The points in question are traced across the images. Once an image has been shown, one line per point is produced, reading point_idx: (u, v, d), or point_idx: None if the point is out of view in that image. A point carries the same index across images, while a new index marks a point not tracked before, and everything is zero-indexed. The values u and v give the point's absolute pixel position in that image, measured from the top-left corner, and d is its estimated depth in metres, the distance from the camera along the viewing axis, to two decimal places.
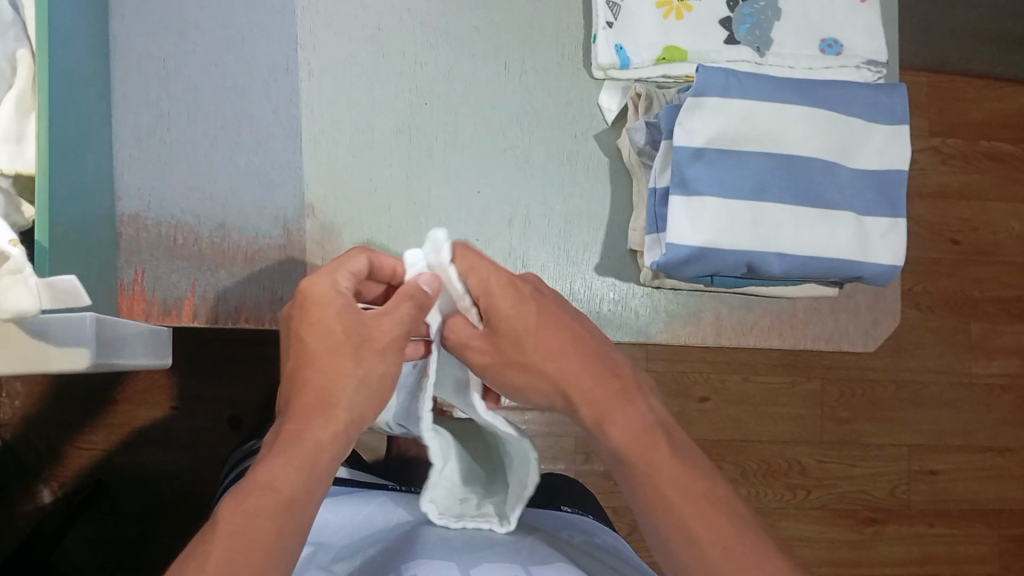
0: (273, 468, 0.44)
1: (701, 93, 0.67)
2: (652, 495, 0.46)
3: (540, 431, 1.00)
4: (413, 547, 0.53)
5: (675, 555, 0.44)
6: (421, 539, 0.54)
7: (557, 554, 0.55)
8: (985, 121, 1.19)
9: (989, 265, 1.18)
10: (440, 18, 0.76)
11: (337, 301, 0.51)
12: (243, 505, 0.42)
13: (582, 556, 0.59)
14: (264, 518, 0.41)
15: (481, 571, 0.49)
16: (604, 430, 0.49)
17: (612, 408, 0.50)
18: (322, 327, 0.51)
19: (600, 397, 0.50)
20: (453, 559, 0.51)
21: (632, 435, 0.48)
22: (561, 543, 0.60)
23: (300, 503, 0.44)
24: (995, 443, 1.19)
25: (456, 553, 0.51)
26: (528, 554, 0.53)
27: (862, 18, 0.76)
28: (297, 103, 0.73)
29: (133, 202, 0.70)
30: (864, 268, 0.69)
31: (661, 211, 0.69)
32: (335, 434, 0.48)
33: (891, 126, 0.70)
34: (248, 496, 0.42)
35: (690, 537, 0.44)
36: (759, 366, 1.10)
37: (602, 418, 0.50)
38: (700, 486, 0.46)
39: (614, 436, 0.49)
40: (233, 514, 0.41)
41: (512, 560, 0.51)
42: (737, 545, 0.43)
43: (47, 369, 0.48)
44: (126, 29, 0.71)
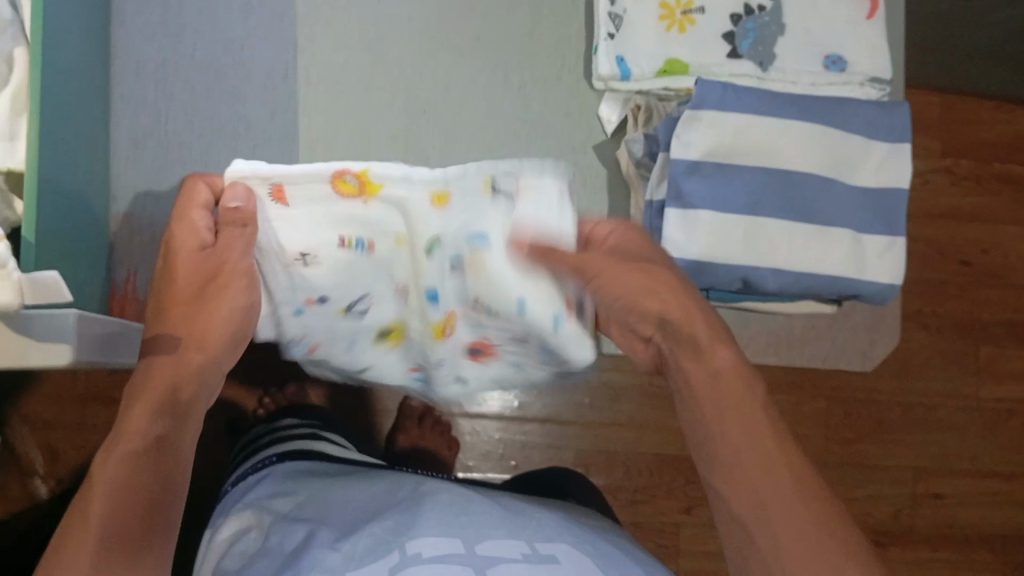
0: (139, 425, 0.44)
1: (698, 106, 0.66)
2: (737, 434, 0.46)
3: (540, 443, 0.95)
4: (416, 523, 0.54)
5: (749, 493, 0.44)
6: (427, 515, 0.55)
7: (563, 534, 0.56)
8: (997, 143, 1.18)
9: (998, 287, 1.17)
10: (441, 25, 0.76)
11: (189, 249, 0.52)
12: (127, 472, 0.41)
13: (582, 529, 0.59)
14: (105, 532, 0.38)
15: (487, 547, 0.52)
16: (698, 361, 0.50)
17: (717, 342, 0.51)
18: (184, 269, 0.52)
19: (691, 337, 0.51)
20: (457, 534, 0.53)
21: (729, 371, 0.49)
22: (554, 511, 0.62)
23: (179, 453, 0.44)
24: (1001, 468, 1.17)
25: (460, 532, 0.53)
26: (534, 533, 0.55)
27: (867, 35, 0.76)
28: (295, 107, 0.73)
29: (127, 202, 0.70)
30: (861, 287, 0.68)
31: (656, 224, 0.69)
32: (196, 372, 0.49)
33: (891, 144, 0.70)
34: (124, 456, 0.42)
35: (773, 482, 0.43)
36: (762, 385, 1.08)
37: (703, 353, 0.51)
38: (781, 435, 0.46)
39: (711, 366, 0.50)
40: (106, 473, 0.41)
41: (517, 535, 0.54)
42: (812, 516, 0.42)
43: (27, 363, 0.48)
44: (127, 30, 0.72)
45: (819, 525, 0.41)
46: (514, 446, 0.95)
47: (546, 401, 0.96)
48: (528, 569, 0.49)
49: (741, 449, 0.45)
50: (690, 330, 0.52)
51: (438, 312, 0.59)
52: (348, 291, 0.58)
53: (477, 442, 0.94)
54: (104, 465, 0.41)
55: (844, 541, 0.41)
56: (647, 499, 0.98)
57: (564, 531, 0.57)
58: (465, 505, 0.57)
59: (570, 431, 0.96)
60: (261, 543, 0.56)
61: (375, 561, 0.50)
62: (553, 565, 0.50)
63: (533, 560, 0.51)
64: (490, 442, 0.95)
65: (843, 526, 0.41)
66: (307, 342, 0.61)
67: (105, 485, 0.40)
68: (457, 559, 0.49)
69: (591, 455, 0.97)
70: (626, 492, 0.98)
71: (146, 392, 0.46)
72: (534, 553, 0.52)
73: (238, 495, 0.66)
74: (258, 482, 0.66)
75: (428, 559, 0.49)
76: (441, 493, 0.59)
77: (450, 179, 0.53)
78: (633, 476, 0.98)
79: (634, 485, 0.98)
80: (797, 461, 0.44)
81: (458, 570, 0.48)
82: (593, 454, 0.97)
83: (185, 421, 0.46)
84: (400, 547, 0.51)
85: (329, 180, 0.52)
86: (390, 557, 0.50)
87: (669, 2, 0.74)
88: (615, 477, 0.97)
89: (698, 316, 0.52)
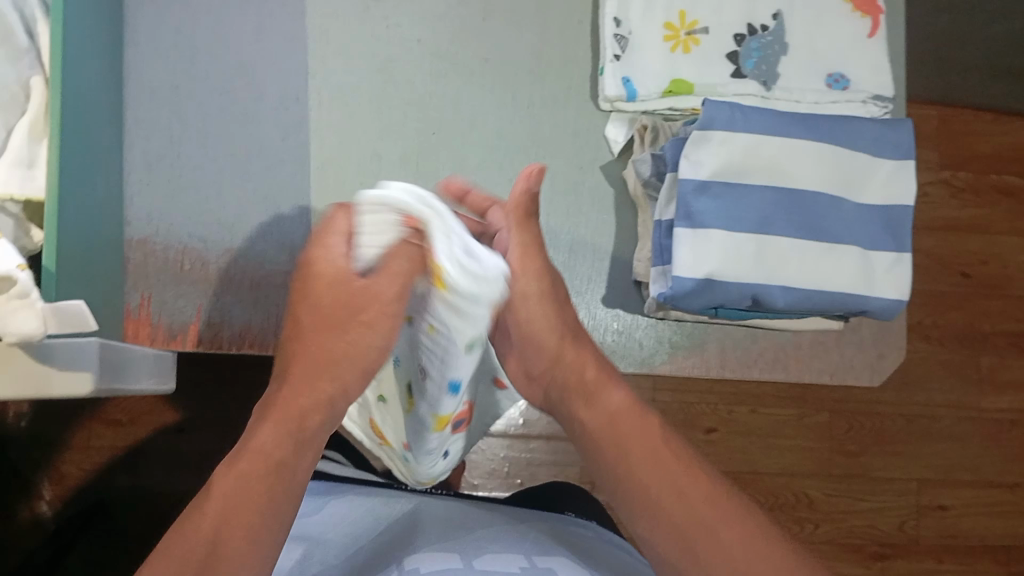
0: (263, 446, 0.48)
1: (706, 126, 0.67)
2: (652, 471, 0.51)
3: (547, 460, 0.99)
4: (415, 546, 0.55)
5: (664, 514, 0.49)
6: (424, 540, 0.56)
7: (563, 549, 0.57)
8: (995, 154, 1.19)
9: (997, 298, 1.18)
10: (449, 48, 0.77)
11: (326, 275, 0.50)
12: (229, 504, 0.45)
13: (585, 546, 0.60)
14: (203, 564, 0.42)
15: (485, 561, 0.52)
16: (593, 406, 0.55)
17: (605, 384, 0.56)
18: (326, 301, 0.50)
19: (578, 383, 0.57)
20: (455, 551, 0.53)
21: (624, 411, 0.54)
22: (548, 526, 0.62)
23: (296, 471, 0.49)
24: (1005, 477, 1.17)
25: (461, 549, 0.54)
26: (533, 548, 0.55)
27: (870, 52, 0.77)
28: (306, 130, 0.74)
29: (143, 226, 0.71)
30: (869, 303, 0.69)
31: (666, 243, 0.69)
32: (326, 401, 0.51)
33: (896, 161, 0.71)
34: (239, 477, 0.47)
35: (689, 506, 0.48)
36: (766, 398, 1.09)
37: (593, 396, 0.56)
38: (689, 464, 0.51)
39: (607, 408, 0.55)
40: (223, 493, 0.46)
41: (516, 549, 0.55)
42: (722, 510, 0.48)
43: (51, 393, 0.48)
44: (140, 56, 0.72)
45: (726, 514, 0.48)
46: (518, 463, 0.98)
47: (549, 420, 0.99)
48: None
49: (658, 483, 0.50)
50: (581, 378, 0.57)
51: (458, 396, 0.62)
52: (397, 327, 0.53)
53: (482, 459, 0.97)
54: (227, 478, 0.47)
55: (756, 525, 0.47)
56: None
57: (564, 547, 0.58)
58: (465, 526, 0.59)
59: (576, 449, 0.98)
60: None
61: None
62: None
63: (532, 572, 0.50)
64: (495, 460, 0.98)
65: (755, 530, 0.47)
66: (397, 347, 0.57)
67: (216, 504, 0.45)
68: (457, 572, 0.49)
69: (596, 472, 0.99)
70: None
71: (276, 411, 0.51)
72: (532, 566, 0.52)
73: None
74: None
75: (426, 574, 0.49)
76: (442, 517, 0.61)
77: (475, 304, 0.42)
78: None
79: None
80: (700, 471, 0.51)
81: None
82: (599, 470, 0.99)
83: (308, 443, 0.50)
84: (399, 565, 0.52)
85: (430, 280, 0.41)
86: (389, 571, 0.51)
87: (673, 24, 0.75)
88: None
89: (590, 367, 0.57)
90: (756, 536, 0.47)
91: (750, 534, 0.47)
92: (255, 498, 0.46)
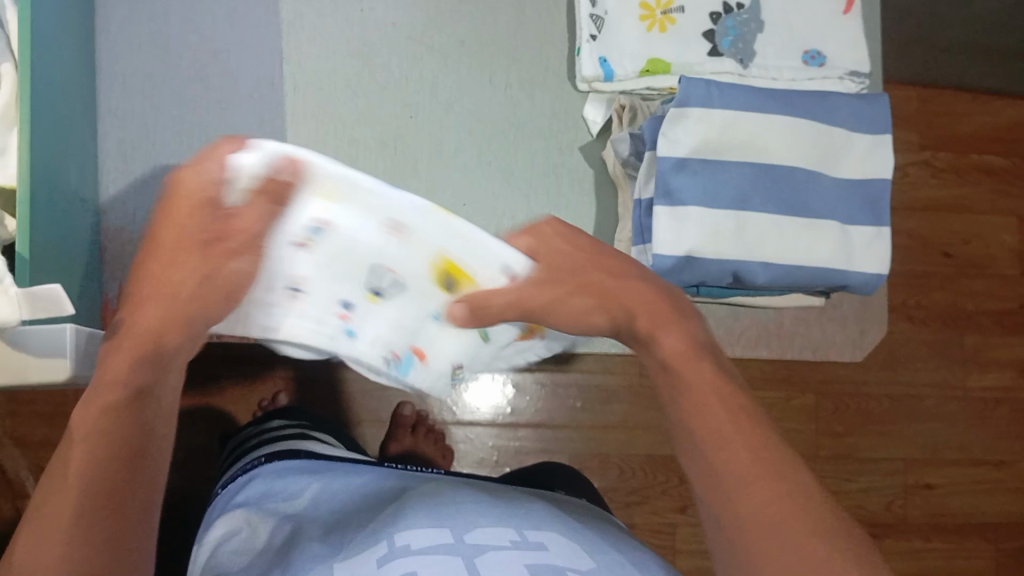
0: (118, 377, 0.40)
1: (683, 104, 0.67)
2: (696, 405, 0.42)
3: (536, 448, 0.98)
4: (403, 520, 0.53)
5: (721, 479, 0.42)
6: (412, 514, 0.54)
7: (550, 522, 0.57)
8: (974, 134, 1.19)
9: (979, 277, 1.18)
10: (426, 31, 0.77)
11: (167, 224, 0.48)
12: (106, 433, 0.37)
13: (573, 519, 0.60)
14: (133, 460, 0.36)
15: (474, 536, 0.52)
16: (649, 348, 0.47)
17: (660, 324, 0.47)
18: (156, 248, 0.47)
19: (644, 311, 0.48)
20: (444, 525, 0.53)
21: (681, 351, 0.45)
22: (537, 500, 0.62)
23: (156, 415, 0.39)
24: (991, 455, 1.18)
25: (450, 524, 0.53)
26: (522, 523, 0.55)
27: (845, 30, 0.77)
28: (282, 116, 0.74)
29: (119, 217, 0.70)
30: (849, 277, 0.69)
31: (646, 222, 0.69)
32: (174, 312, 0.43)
33: (874, 135, 0.71)
34: (100, 420, 0.37)
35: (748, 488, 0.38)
36: (753, 380, 1.09)
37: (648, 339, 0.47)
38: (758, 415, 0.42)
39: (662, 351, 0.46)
40: (89, 424, 0.37)
41: (506, 524, 0.55)
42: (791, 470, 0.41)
43: (27, 380, 0.49)
44: (112, 45, 0.72)
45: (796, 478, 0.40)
46: (506, 451, 0.97)
47: (536, 406, 0.98)
48: (519, 555, 0.50)
49: (703, 410, 0.42)
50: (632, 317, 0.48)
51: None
52: (397, 330, 0.49)
53: (470, 448, 0.97)
54: (83, 416, 0.38)
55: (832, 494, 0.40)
56: (644, 500, 1.01)
57: (551, 520, 0.58)
58: (453, 500, 0.58)
59: (563, 435, 0.99)
60: (252, 542, 0.56)
61: (363, 553, 0.50)
62: (542, 552, 0.51)
63: (522, 548, 0.51)
64: (484, 449, 0.97)
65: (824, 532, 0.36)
66: (407, 354, 0.51)
67: (87, 456, 0.36)
68: (446, 548, 0.49)
69: (586, 458, 0.99)
70: (621, 494, 1.01)
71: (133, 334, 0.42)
72: (522, 540, 0.52)
73: (226, 497, 0.66)
74: (247, 481, 0.66)
75: (417, 551, 0.49)
76: (431, 491, 0.60)
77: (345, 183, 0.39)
78: (628, 478, 1.00)
79: (631, 487, 1.01)
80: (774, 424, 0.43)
81: (446, 559, 0.48)
82: (587, 457, 1.00)
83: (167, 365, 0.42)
84: (388, 539, 0.51)
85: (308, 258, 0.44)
86: (379, 548, 0.50)
87: (649, 3, 0.75)
88: (609, 479, 1.01)
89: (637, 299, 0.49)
90: (822, 535, 0.36)
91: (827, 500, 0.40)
92: (147, 427, 0.38)
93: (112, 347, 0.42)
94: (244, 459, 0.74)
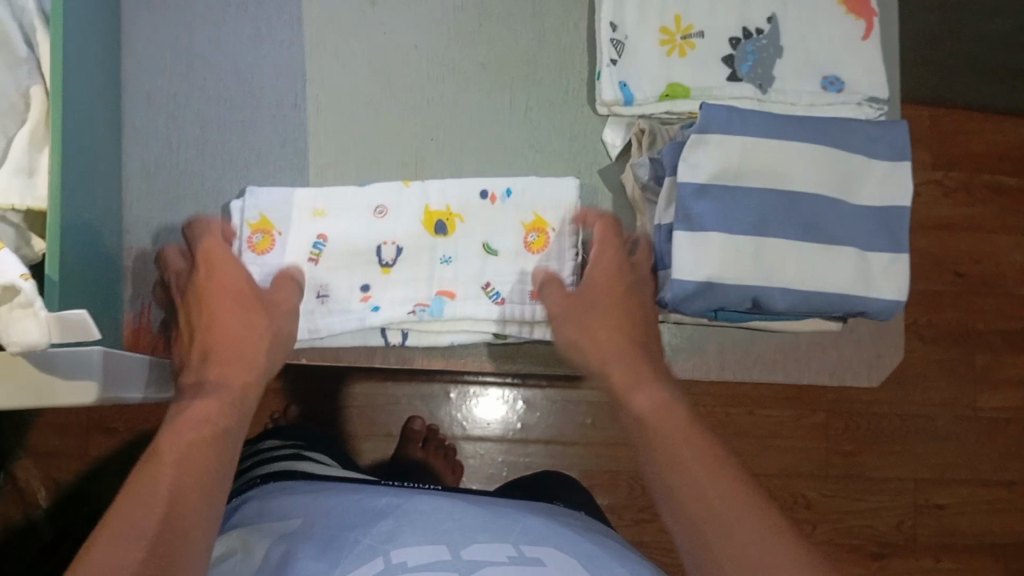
0: (205, 415, 0.51)
1: (703, 130, 0.68)
2: (657, 451, 0.53)
3: (546, 464, 1.04)
4: (395, 538, 0.54)
5: (688, 516, 0.48)
6: (404, 533, 0.55)
7: (547, 536, 0.57)
8: (987, 155, 1.19)
9: (992, 297, 1.18)
10: (446, 52, 0.77)
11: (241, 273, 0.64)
12: (188, 452, 0.47)
13: (571, 533, 0.60)
14: (216, 477, 0.47)
15: (472, 551, 0.52)
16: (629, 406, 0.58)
17: (636, 389, 0.59)
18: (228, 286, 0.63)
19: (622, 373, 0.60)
20: (441, 541, 0.54)
21: (653, 411, 0.56)
22: (545, 516, 0.63)
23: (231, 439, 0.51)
24: (1002, 476, 1.18)
25: (445, 541, 0.54)
26: (519, 537, 0.56)
27: (864, 54, 0.77)
28: (304, 136, 0.74)
29: (142, 236, 0.71)
30: (867, 304, 0.69)
31: (665, 246, 0.69)
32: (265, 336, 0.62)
33: (892, 162, 0.71)
34: (189, 444, 0.48)
35: (707, 500, 0.48)
36: (762, 400, 1.10)
37: (626, 398, 0.59)
38: (713, 461, 0.51)
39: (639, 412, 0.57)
40: (173, 449, 0.47)
41: (501, 539, 0.55)
42: (747, 501, 0.47)
43: (54, 403, 0.49)
44: (136, 65, 0.73)
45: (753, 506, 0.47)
46: (516, 466, 1.04)
47: (547, 424, 1.05)
48: (515, 571, 0.50)
49: (666, 453, 0.52)
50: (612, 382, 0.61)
51: (366, 242, 0.70)
52: (413, 243, 0.71)
53: (480, 464, 1.03)
54: (171, 445, 0.47)
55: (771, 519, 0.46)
56: (650, 517, 1.06)
57: (551, 536, 0.58)
58: (449, 513, 0.59)
59: (572, 452, 1.05)
60: (245, 560, 0.56)
61: (358, 569, 0.51)
62: (538, 567, 0.51)
63: (519, 562, 0.51)
64: (494, 464, 1.04)
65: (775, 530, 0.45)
66: (436, 297, 0.70)
67: (172, 469, 0.45)
68: (443, 565, 0.50)
69: (595, 474, 1.06)
70: (631, 512, 1.06)
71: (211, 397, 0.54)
72: (520, 555, 0.52)
73: (226, 514, 0.67)
74: (244, 502, 0.67)
75: (413, 568, 0.50)
76: (425, 503, 0.60)
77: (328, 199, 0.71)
78: (635, 495, 1.06)
79: (637, 504, 1.06)
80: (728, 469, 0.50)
81: (444, 575, 0.49)
82: (596, 473, 1.06)
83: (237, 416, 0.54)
84: (385, 557, 0.52)
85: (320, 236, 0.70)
86: (375, 565, 0.51)
87: (668, 29, 0.75)
88: (618, 496, 1.06)
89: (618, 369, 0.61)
90: (765, 534, 0.45)
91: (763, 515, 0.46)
92: (222, 463, 0.48)
93: (185, 406, 0.52)
94: (245, 477, 0.75)
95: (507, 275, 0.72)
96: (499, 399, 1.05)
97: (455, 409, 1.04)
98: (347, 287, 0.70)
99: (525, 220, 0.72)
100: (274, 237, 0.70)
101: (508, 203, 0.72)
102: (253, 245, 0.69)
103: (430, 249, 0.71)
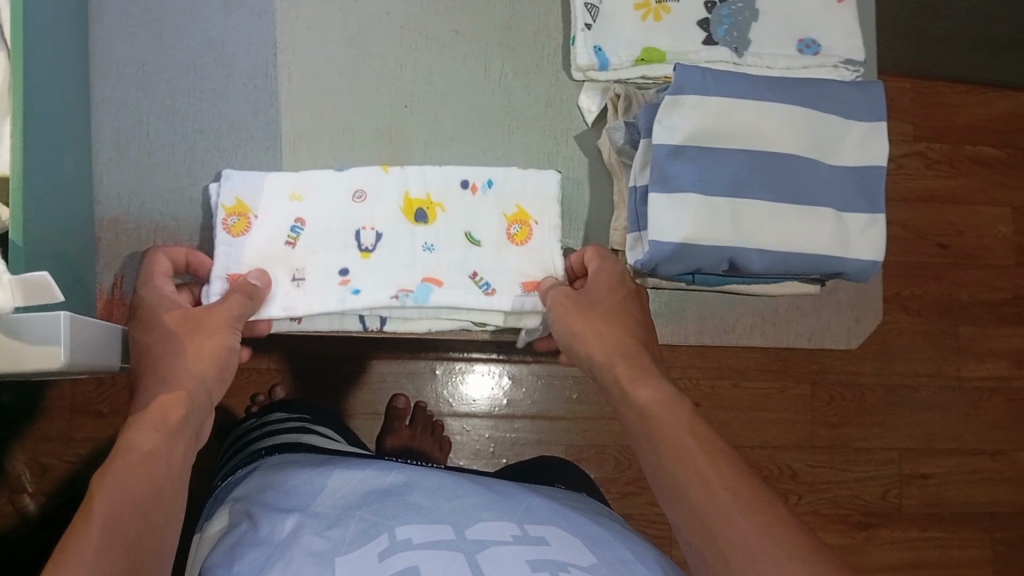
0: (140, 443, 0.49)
1: (679, 91, 0.67)
2: (658, 442, 0.53)
3: (533, 439, 1.05)
4: (393, 510, 0.54)
5: (691, 510, 0.48)
6: (399, 502, 0.55)
7: (551, 515, 0.57)
8: (969, 126, 1.19)
9: (975, 267, 1.18)
10: (420, 20, 0.77)
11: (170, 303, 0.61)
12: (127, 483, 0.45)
13: (574, 514, 0.59)
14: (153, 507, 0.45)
15: (476, 530, 0.52)
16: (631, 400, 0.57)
17: (638, 378, 0.58)
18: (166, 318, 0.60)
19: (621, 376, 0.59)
20: (445, 520, 0.53)
21: (655, 402, 0.55)
22: (538, 494, 0.62)
23: (182, 475, 0.50)
24: (986, 446, 1.18)
25: (447, 519, 0.53)
26: (523, 517, 0.56)
27: (839, 18, 0.77)
28: (278, 104, 0.74)
29: (113, 206, 0.70)
30: (844, 265, 0.69)
31: (642, 209, 0.69)
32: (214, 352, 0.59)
33: (869, 123, 0.71)
34: (125, 480, 0.46)
35: (708, 493, 0.48)
36: (748, 372, 1.10)
37: (627, 390, 0.58)
38: (712, 454, 0.50)
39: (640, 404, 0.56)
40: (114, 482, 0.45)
41: (506, 518, 0.55)
42: (750, 493, 0.47)
43: (24, 369, 0.48)
44: (106, 33, 0.72)
45: (756, 499, 0.47)
46: (504, 442, 1.04)
47: (532, 399, 1.05)
48: (521, 550, 0.50)
49: (666, 444, 0.52)
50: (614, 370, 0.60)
51: (346, 227, 0.69)
52: (390, 226, 0.70)
53: (466, 440, 1.04)
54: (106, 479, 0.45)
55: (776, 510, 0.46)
56: (638, 490, 1.07)
57: (553, 516, 0.57)
58: (454, 490, 0.57)
59: (559, 426, 1.05)
60: (250, 533, 0.55)
61: (364, 546, 0.50)
62: (543, 546, 0.51)
63: (523, 542, 0.51)
64: (480, 441, 1.04)
65: (776, 520, 0.45)
66: (422, 283, 0.69)
67: (107, 504, 0.43)
68: (448, 543, 0.50)
69: (582, 449, 1.06)
70: (617, 485, 1.07)
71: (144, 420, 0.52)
72: (524, 535, 0.52)
73: (227, 494, 0.66)
74: (250, 472, 0.67)
75: (420, 545, 0.49)
76: (426, 476, 0.60)
77: (308, 183, 0.70)
78: (623, 469, 1.07)
79: (625, 477, 1.07)
80: (729, 463, 0.50)
81: (449, 554, 0.48)
82: (584, 448, 1.06)
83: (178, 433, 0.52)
84: (390, 532, 0.51)
85: (297, 219, 0.69)
86: (380, 542, 0.50)
87: None
88: (606, 470, 1.06)
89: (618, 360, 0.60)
90: (772, 525, 0.45)
91: (762, 505, 0.46)
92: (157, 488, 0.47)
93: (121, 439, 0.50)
94: (248, 451, 0.74)
95: (493, 262, 0.71)
96: (485, 374, 1.04)
97: (441, 386, 1.04)
98: (326, 271, 0.68)
99: (507, 212, 0.72)
100: (250, 219, 0.68)
101: (489, 194, 0.72)
102: (228, 227, 0.68)
103: (411, 236, 0.70)
